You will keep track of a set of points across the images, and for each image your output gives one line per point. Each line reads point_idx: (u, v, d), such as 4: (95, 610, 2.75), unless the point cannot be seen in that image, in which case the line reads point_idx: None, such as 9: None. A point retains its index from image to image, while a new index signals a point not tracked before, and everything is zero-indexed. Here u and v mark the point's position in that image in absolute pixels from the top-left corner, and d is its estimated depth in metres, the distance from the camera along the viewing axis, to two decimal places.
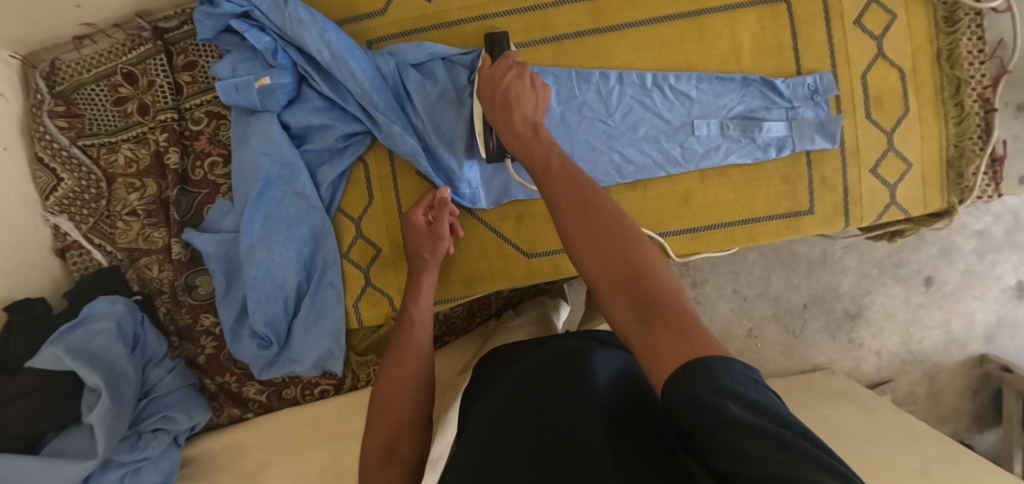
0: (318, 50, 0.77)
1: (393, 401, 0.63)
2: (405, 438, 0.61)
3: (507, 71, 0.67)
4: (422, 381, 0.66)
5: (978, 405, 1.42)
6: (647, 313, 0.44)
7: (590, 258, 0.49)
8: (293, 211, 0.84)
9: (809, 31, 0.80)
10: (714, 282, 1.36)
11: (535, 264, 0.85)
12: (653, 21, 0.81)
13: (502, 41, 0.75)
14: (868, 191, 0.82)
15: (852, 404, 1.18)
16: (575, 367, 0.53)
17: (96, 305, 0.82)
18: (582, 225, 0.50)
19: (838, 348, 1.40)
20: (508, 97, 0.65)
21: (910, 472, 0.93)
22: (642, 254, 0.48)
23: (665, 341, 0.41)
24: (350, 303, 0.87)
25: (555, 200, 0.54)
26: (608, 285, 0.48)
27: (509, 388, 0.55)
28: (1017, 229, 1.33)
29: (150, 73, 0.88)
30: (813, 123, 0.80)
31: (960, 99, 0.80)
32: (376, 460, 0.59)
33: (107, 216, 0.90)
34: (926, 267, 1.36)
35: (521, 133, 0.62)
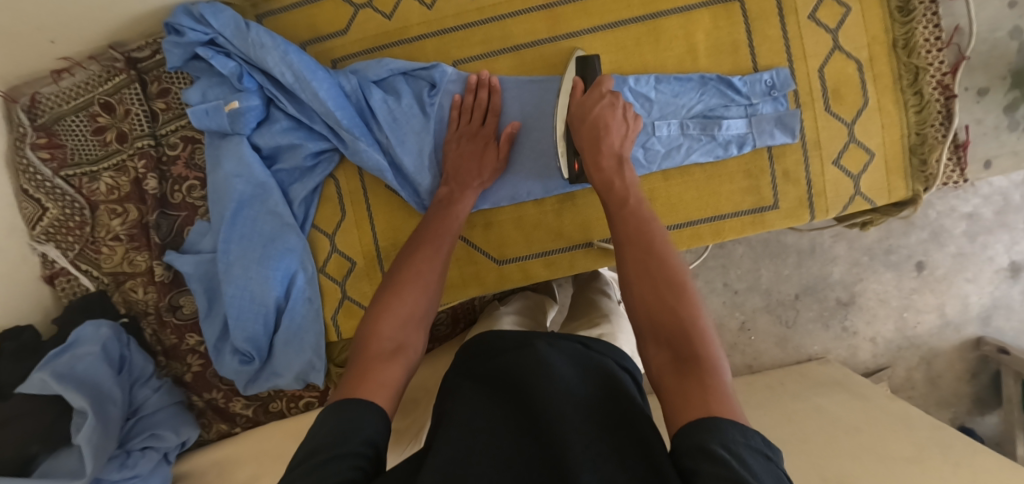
0: (281, 72, 0.79)
1: (406, 300, 0.62)
2: (412, 333, 0.60)
3: (599, 98, 0.71)
4: (434, 295, 0.66)
5: (978, 388, 1.41)
6: (685, 365, 0.50)
7: (643, 303, 0.56)
8: (268, 229, 0.86)
9: (763, 27, 0.81)
10: (703, 277, 1.37)
11: (506, 270, 0.87)
12: (608, 26, 0.82)
13: (596, 68, 0.76)
14: (831, 183, 0.83)
15: (846, 394, 1.17)
16: (558, 379, 0.52)
17: (82, 330, 0.85)
18: (644, 272, 0.58)
19: (832, 337, 1.40)
20: (597, 123, 0.69)
21: (902, 459, 0.92)
22: (696, 313, 0.53)
23: (693, 390, 0.47)
24: (329, 316, 0.90)
25: (621, 238, 0.62)
26: (652, 330, 0.54)
27: (485, 396, 0.53)
28: (1006, 210, 1.33)
29: (126, 102, 0.90)
30: (772, 118, 0.81)
31: (919, 88, 0.81)
32: (382, 349, 0.57)
33: (91, 242, 0.92)
34: (917, 252, 1.36)
35: (606, 165, 0.69)
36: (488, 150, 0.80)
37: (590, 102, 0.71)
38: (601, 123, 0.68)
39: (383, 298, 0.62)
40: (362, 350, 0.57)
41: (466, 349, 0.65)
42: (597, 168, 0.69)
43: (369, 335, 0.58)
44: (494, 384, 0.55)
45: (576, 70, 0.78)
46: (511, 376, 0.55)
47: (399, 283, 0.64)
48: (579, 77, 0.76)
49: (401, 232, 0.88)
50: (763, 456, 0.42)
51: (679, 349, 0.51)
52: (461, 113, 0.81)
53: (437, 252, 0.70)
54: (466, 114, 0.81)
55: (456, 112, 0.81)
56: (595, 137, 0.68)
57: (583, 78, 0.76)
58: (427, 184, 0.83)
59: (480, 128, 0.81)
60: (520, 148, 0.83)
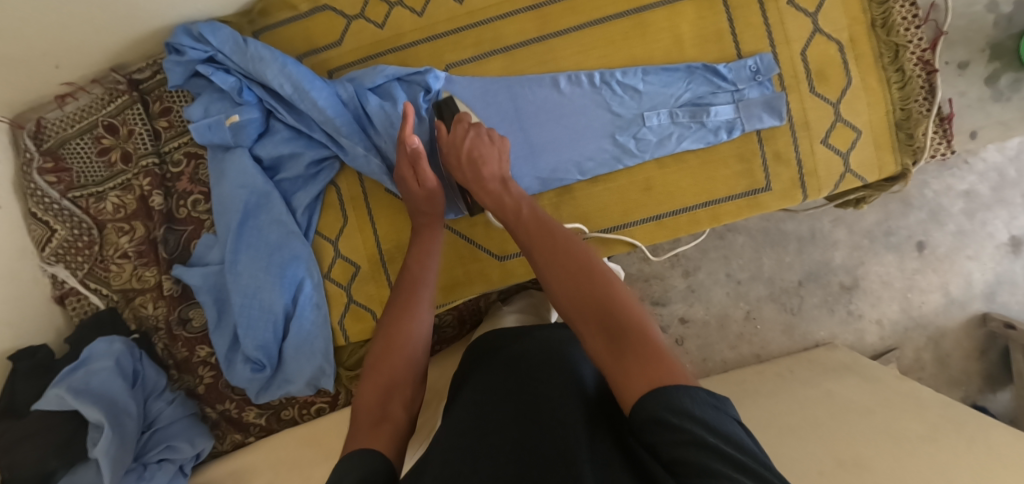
0: (280, 84, 0.81)
1: (386, 367, 0.60)
2: (398, 398, 0.58)
3: (465, 133, 0.75)
4: (419, 352, 0.64)
5: (987, 365, 1.41)
6: (614, 335, 0.49)
7: (560, 293, 0.56)
8: (274, 238, 0.87)
9: (745, 15, 0.83)
10: (707, 268, 1.38)
11: (509, 266, 0.89)
12: (595, 22, 0.84)
13: (453, 106, 0.81)
14: (822, 162, 0.84)
15: (857, 377, 1.18)
16: (554, 364, 0.55)
17: (94, 347, 0.87)
18: (553, 265, 0.59)
19: (838, 321, 1.40)
20: (473, 156, 0.73)
21: (916, 437, 0.92)
22: (603, 280, 0.54)
23: (629, 356, 0.46)
24: (336, 321, 0.91)
25: (527, 240, 0.64)
26: (576, 310, 0.53)
27: (489, 381, 0.56)
28: (1002, 186, 1.35)
29: (129, 123, 0.93)
30: (759, 102, 0.83)
31: (900, 64, 0.83)
32: (367, 418, 0.55)
33: (100, 261, 0.95)
34: (917, 232, 1.37)
35: (492, 188, 0.72)
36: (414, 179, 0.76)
37: (459, 139, 0.75)
38: (475, 156, 0.72)
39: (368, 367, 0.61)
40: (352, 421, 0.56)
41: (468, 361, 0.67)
42: (485, 192, 0.72)
43: (356, 410, 0.57)
44: (496, 368, 0.58)
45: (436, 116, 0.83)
46: (513, 361, 0.58)
47: (379, 347, 0.63)
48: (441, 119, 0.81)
49: (404, 234, 0.89)
50: (713, 406, 0.41)
51: (604, 322, 0.50)
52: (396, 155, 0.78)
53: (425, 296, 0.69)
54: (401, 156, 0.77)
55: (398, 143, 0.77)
56: (476, 172, 0.72)
57: (444, 119, 0.81)
58: None
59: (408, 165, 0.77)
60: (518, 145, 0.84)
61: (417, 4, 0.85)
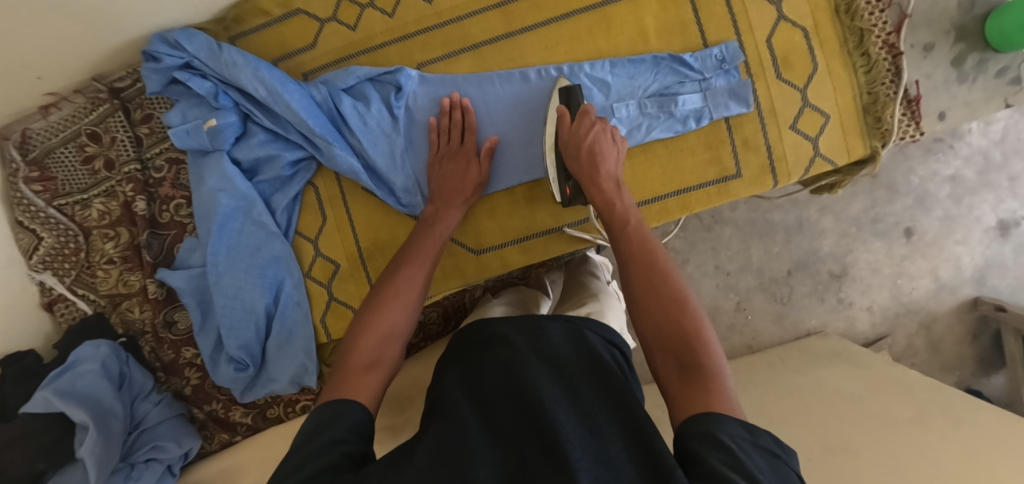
0: (254, 88, 0.83)
1: (387, 316, 0.67)
2: (390, 347, 0.65)
3: (591, 126, 0.77)
4: (412, 315, 0.70)
5: (980, 349, 1.41)
6: (692, 373, 0.54)
7: (651, 319, 0.60)
8: (254, 239, 0.89)
9: (709, 5, 0.84)
10: (696, 261, 1.39)
11: (485, 260, 0.89)
12: (561, 17, 0.86)
13: (581, 97, 0.80)
14: (791, 147, 0.85)
15: (847, 364, 1.18)
16: (535, 359, 0.58)
17: (81, 350, 0.88)
18: (649, 290, 0.62)
19: (828, 310, 1.41)
20: (593, 150, 0.76)
21: (903, 420, 0.93)
22: (698, 324, 0.58)
23: (700, 396, 0.51)
24: (317, 319, 0.92)
25: (626, 256, 0.68)
26: (659, 343, 0.59)
27: (477, 378, 0.59)
28: (987, 170, 1.35)
29: (112, 130, 0.94)
30: (725, 91, 0.84)
31: (865, 49, 0.84)
32: (360, 361, 0.62)
33: (87, 267, 0.97)
34: (904, 219, 1.37)
35: (605, 186, 0.75)
36: (469, 168, 0.83)
37: (584, 129, 0.76)
38: (598, 151, 0.75)
39: (366, 312, 0.67)
40: (342, 364, 0.62)
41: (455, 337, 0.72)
42: (598, 191, 0.75)
43: (350, 349, 0.63)
44: (480, 365, 0.61)
45: (560, 101, 0.81)
46: (498, 356, 0.60)
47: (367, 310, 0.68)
48: (565, 105, 0.81)
49: (381, 231, 0.90)
50: (769, 453, 0.46)
51: (686, 360, 0.55)
52: (440, 135, 0.84)
53: (419, 271, 0.74)
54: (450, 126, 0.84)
55: (435, 134, 0.84)
56: (592, 163, 0.75)
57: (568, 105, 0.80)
58: (400, 183, 0.86)
59: (459, 147, 0.84)
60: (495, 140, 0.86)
61: (387, 6, 0.87)
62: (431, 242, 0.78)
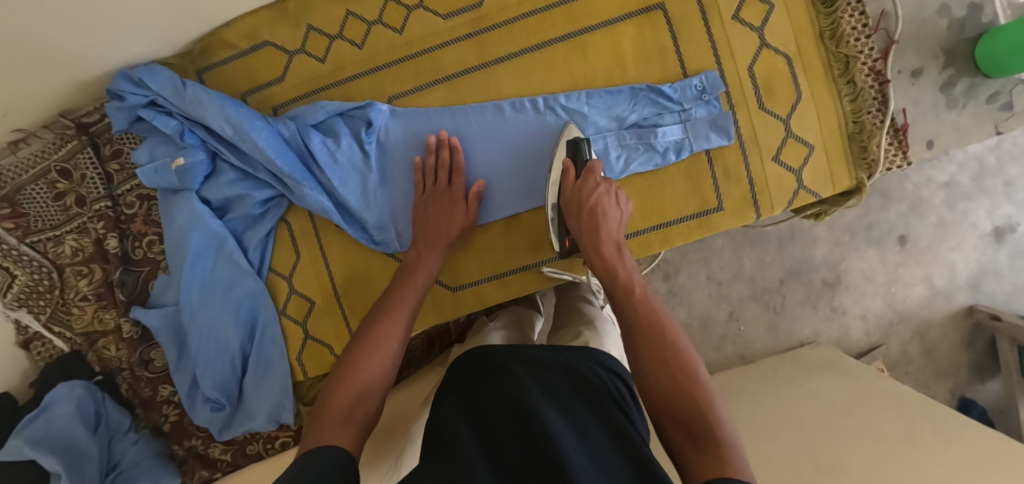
0: (220, 126, 0.80)
1: (364, 370, 0.63)
2: (369, 400, 0.61)
3: (596, 187, 0.73)
4: (392, 368, 0.65)
5: (974, 355, 1.40)
6: (705, 446, 0.51)
7: (662, 394, 0.56)
8: (227, 277, 0.87)
9: (689, 32, 0.82)
10: (687, 271, 1.36)
11: (461, 295, 0.88)
12: (535, 47, 0.83)
13: (587, 152, 0.76)
14: (773, 178, 0.83)
15: (839, 376, 1.16)
16: (538, 396, 0.55)
17: (56, 391, 0.87)
18: (660, 363, 0.58)
19: (821, 318, 1.39)
20: (595, 211, 0.72)
21: (894, 437, 0.92)
22: (709, 397, 0.54)
23: (716, 467, 0.48)
24: (293, 357, 0.91)
25: (631, 319, 0.63)
26: (668, 414, 0.55)
27: (481, 416, 0.55)
28: (982, 175, 1.32)
29: (81, 167, 0.92)
30: (706, 121, 0.81)
31: (851, 76, 0.82)
32: (336, 416, 0.57)
33: (62, 304, 0.95)
34: (898, 226, 1.35)
35: (606, 250, 0.71)
36: (456, 209, 0.81)
37: (587, 189, 0.73)
38: (599, 212, 0.71)
39: (344, 366, 0.64)
40: (320, 415, 0.58)
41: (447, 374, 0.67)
42: (598, 254, 0.71)
43: (325, 403, 0.59)
44: (485, 399, 0.57)
45: (567, 153, 0.78)
46: (504, 393, 0.56)
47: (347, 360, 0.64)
48: (571, 159, 0.77)
49: (356, 267, 0.88)
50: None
51: (699, 433, 0.52)
52: (425, 175, 0.82)
53: (402, 316, 0.70)
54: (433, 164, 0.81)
55: (419, 174, 0.82)
56: (593, 226, 0.71)
57: (575, 159, 0.77)
58: (372, 220, 0.84)
59: (447, 188, 0.81)
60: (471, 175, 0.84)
61: (357, 37, 0.84)
62: (412, 289, 0.74)
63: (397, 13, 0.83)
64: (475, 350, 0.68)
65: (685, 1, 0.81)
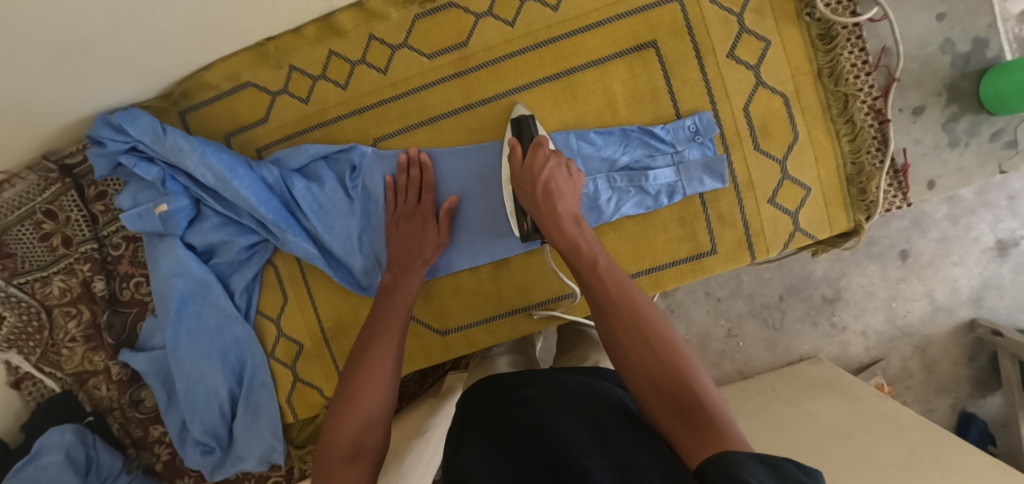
0: (202, 174, 0.79)
1: (363, 405, 0.61)
2: (373, 432, 0.60)
3: (545, 161, 0.72)
4: (391, 390, 0.64)
5: (976, 370, 1.38)
6: (693, 414, 0.48)
7: (641, 367, 0.53)
8: (214, 321, 0.86)
9: (681, 71, 0.79)
10: (685, 288, 1.35)
11: (450, 340, 0.87)
12: (523, 87, 0.81)
13: (533, 128, 0.76)
14: (769, 221, 0.81)
15: (837, 395, 1.15)
16: (555, 414, 0.52)
17: (46, 438, 0.87)
18: (634, 334, 0.55)
19: (821, 335, 1.37)
20: (549, 187, 0.70)
21: (892, 466, 0.91)
22: (689, 366, 0.53)
23: (706, 436, 0.46)
24: (283, 399, 0.90)
25: (601, 296, 0.60)
26: (652, 387, 0.52)
27: (497, 445, 0.52)
28: (987, 189, 1.30)
29: (66, 209, 0.91)
30: (699, 164, 0.79)
31: (850, 116, 0.79)
32: (341, 454, 0.57)
33: (51, 346, 0.93)
34: (899, 241, 1.33)
35: (563, 222, 0.68)
36: (426, 228, 0.79)
37: (539, 164, 0.71)
38: (553, 187, 0.69)
39: (339, 409, 0.61)
40: (324, 459, 0.58)
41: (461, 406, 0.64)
42: (556, 227, 0.69)
43: (329, 442, 0.59)
44: (500, 425, 0.55)
45: (513, 132, 0.78)
46: (521, 415, 0.54)
47: (346, 388, 0.63)
48: (518, 136, 0.76)
49: (343, 311, 0.87)
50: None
51: (685, 402, 0.49)
52: (397, 194, 0.80)
53: (391, 341, 0.68)
54: (404, 176, 0.80)
55: (391, 193, 0.81)
56: (549, 202, 0.69)
57: (521, 137, 0.76)
58: (359, 266, 0.83)
59: (418, 206, 0.80)
60: (457, 222, 0.82)
61: (341, 77, 0.82)
62: (398, 310, 0.72)
63: (381, 53, 0.81)
64: (485, 381, 0.66)
65: (677, 39, 0.79)
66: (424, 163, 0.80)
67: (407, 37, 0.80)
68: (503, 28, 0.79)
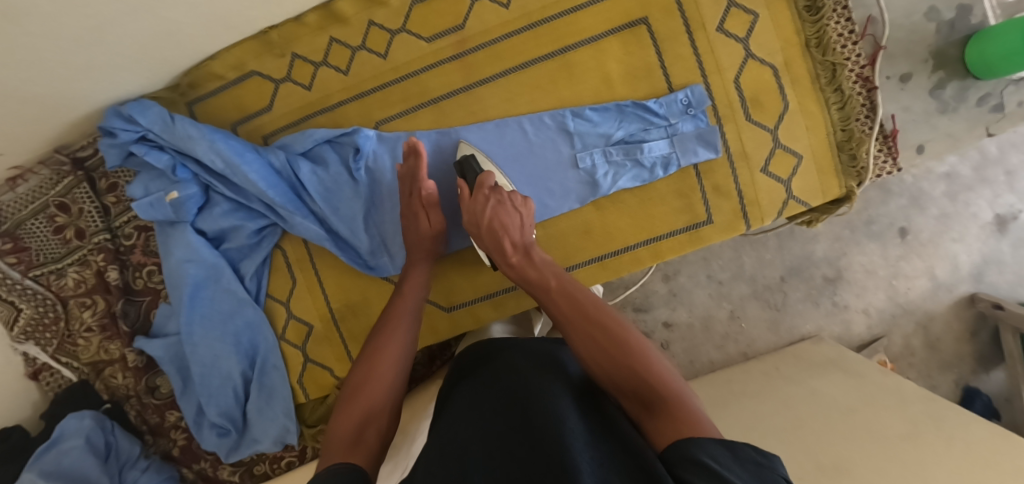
0: (211, 160, 0.81)
1: (367, 392, 0.64)
2: (376, 421, 0.61)
3: (485, 201, 0.74)
4: (398, 384, 0.67)
5: (978, 346, 1.39)
6: (654, 406, 0.53)
7: (605, 374, 0.58)
8: (226, 306, 0.89)
9: (674, 46, 0.81)
10: (687, 272, 1.37)
11: (456, 316, 0.89)
12: (520, 67, 0.83)
13: (476, 165, 0.78)
14: (764, 191, 0.83)
15: (842, 373, 1.16)
16: (549, 393, 0.53)
17: (66, 424, 0.90)
18: (592, 345, 0.60)
19: (823, 314, 1.38)
20: (494, 226, 0.73)
21: (895, 436, 0.92)
22: (646, 360, 0.57)
23: (669, 424, 0.50)
24: (295, 381, 0.93)
25: (561, 316, 0.65)
26: (619, 389, 0.56)
27: (481, 416, 0.53)
28: (984, 165, 1.32)
29: (79, 201, 0.93)
30: (693, 136, 0.81)
31: (838, 85, 0.82)
32: (342, 441, 0.57)
33: (68, 336, 0.96)
34: (898, 219, 1.34)
35: (516, 261, 0.72)
36: (426, 219, 0.79)
37: (479, 207, 0.74)
38: (497, 226, 0.72)
39: (346, 396, 0.64)
40: (328, 441, 0.58)
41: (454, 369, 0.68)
42: (508, 265, 0.72)
43: (333, 429, 0.59)
44: (486, 395, 0.56)
45: (459, 173, 0.80)
46: (507, 386, 0.56)
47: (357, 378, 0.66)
48: (462, 178, 0.79)
49: (352, 292, 0.90)
50: (757, 466, 0.43)
51: (646, 395, 0.54)
52: (403, 181, 0.80)
53: (401, 338, 0.71)
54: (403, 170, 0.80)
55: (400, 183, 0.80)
56: (496, 241, 0.72)
57: (465, 178, 0.78)
58: (365, 246, 0.85)
59: (419, 198, 0.79)
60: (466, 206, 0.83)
61: (342, 63, 0.84)
62: (404, 305, 0.75)
63: (381, 38, 0.83)
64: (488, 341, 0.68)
65: (669, 16, 0.81)
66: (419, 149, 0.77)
67: (405, 21, 0.82)
68: (499, 11, 0.81)
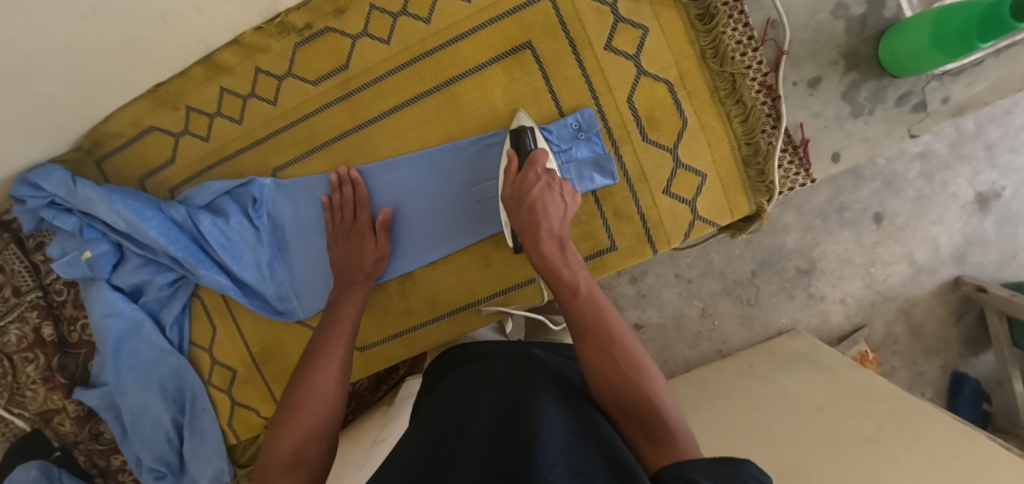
0: (113, 220, 0.83)
1: (305, 414, 0.63)
2: (314, 443, 0.61)
3: (537, 179, 0.69)
4: (338, 401, 0.67)
5: (965, 329, 1.22)
6: (653, 434, 0.50)
7: (611, 392, 0.54)
8: (150, 356, 0.90)
9: (560, 69, 0.79)
10: (654, 271, 1.22)
11: (368, 356, 0.90)
12: (406, 103, 0.81)
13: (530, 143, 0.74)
14: (667, 213, 0.81)
15: (813, 369, 1.02)
16: (528, 380, 0.55)
17: (13, 474, 0.93)
18: (609, 361, 0.55)
19: (799, 306, 1.22)
20: (536, 206, 0.67)
21: (857, 438, 0.80)
22: (657, 392, 0.53)
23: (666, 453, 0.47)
24: (224, 423, 0.94)
25: (583, 324, 0.59)
26: (620, 411, 0.53)
27: (466, 402, 0.56)
28: (961, 142, 1.15)
29: (9, 262, 0.97)
30: (588, 162, 0.79)
31: (737, 97, 0.78)
32: (281, 465, 0.58)
33: (17, 388, 0.98)
34: (872, 204, 1.17)
35: (550, 251, 0.65)
36: (365, 242, 0.80)
37: (529, 184, 0.69)
38: (539, 207, 0.67)
39: (285, 415, 0.64)
40: (263, 470, 0.59)
41: (444, 370, 0.70)
42: (539, 254, 0.65)
43: (271, 452, 0.60)
44: (473, 386, 0.59)
45: (512, 144, 0.76)
46: (494, 378, 0.59)
47: (298, 388, 0.66)
48: (515, 149, 0.75)
49: (268, 337, 0.91)
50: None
51: (648, 422, 0.51)
52: (333, 212, 0.81)
53: (335, 354, 0.70)
54: (349, 197, 0.81)
55: (328, 213, 0.81)
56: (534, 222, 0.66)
57: (519, 151, 0.74)
58: (272, 293, 0.86)
59: (354, 223, 0.81)
60: (394, 234, 0.83)
61: (234, 112, 0.84)
62: (341, 325, 0.74)
63: (269, 85, 0.82)
64: (461, 350, 0.73)
65: (553, 37, 0.78)
66: (348, 174, 0.81)
67: (289, 66, 0.81)
68: (380, 47, 0.80)
